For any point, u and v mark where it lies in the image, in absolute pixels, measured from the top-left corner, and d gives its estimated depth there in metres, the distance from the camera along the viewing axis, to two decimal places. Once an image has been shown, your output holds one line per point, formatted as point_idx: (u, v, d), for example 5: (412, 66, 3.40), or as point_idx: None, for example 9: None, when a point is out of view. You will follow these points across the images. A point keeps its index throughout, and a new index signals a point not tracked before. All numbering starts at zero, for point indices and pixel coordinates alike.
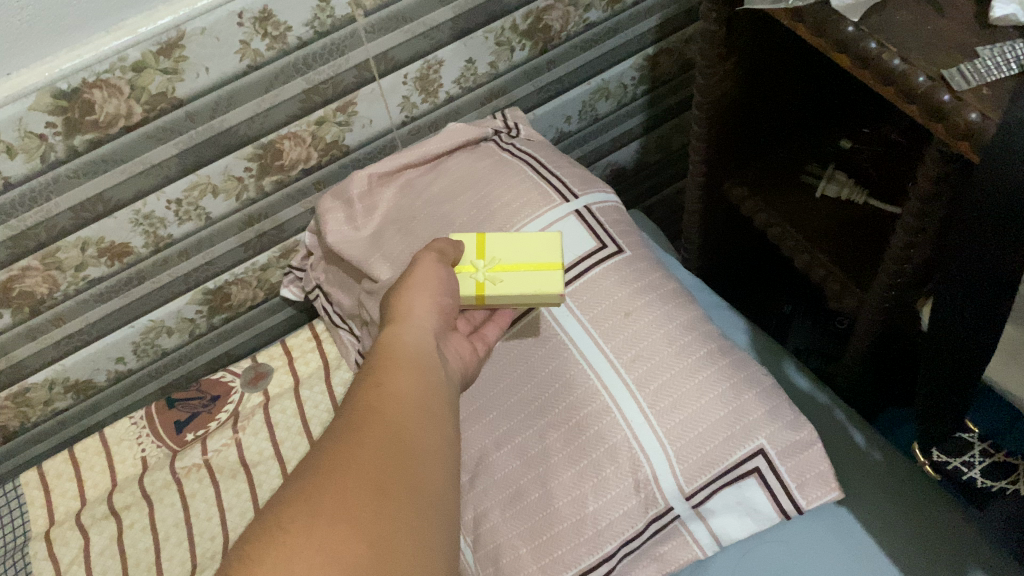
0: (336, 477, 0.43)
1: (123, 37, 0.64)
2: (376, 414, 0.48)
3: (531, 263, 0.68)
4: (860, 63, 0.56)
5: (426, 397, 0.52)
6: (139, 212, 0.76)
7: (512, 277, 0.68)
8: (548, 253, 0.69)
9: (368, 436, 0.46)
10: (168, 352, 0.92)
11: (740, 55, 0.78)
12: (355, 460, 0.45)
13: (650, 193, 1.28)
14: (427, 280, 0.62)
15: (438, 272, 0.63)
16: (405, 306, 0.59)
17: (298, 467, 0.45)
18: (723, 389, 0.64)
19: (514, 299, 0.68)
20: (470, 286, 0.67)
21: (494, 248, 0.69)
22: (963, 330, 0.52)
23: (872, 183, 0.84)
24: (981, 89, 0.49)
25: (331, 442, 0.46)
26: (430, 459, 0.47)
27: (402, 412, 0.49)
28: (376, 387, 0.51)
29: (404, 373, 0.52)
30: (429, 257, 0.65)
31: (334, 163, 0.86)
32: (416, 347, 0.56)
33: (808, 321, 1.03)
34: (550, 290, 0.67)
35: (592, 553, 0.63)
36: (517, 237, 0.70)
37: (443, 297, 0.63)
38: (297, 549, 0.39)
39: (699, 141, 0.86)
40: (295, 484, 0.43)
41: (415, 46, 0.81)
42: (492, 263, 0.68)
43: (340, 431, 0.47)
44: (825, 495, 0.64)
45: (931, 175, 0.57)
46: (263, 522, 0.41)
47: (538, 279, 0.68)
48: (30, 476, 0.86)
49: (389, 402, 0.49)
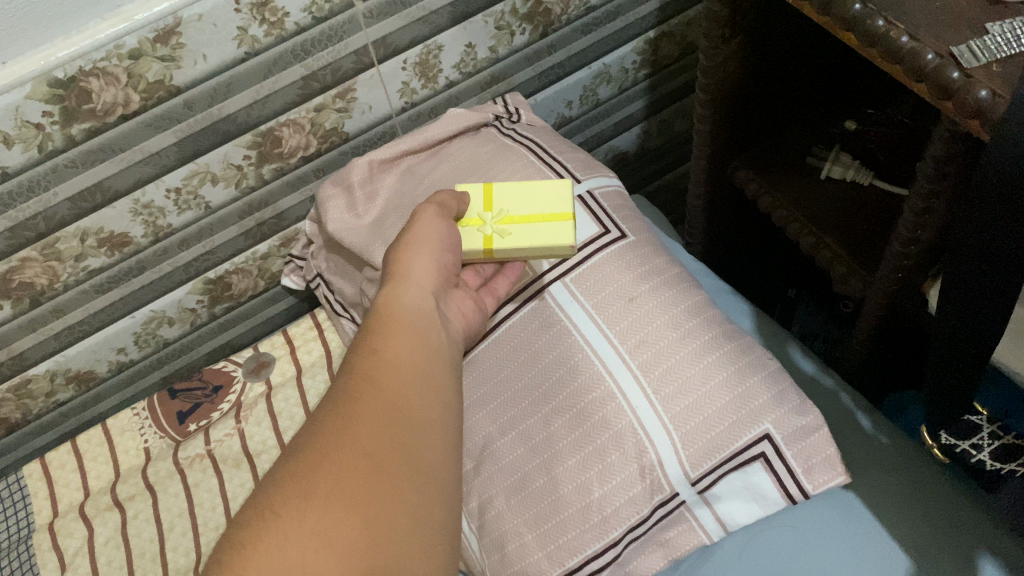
0: (329, 457, 0.44)
1: (120, 24, 0.63)
2: (372, 387, 0.49)
3: (538, 215, 0.69)
4: (868, 41, 0.55)
5: (425, 367, 0.52)
6: (138, 201, 0.76)
7: (520, 229, 0.68)
8: (557, 205, 0.69)
9: (363, 411, 0.47)
10: (170, 342, 0.92)
11: (743, 35, 0.77)
12: (350, 438, 0.46)
13: (651, 179, 1.27)
14: (428, 235, 0.62)
15: (439, 228, 0.63)
16: (404, 263, 0.60)
17: (293, 444, 0.47)
18: (729, 374, 0.64)
19: (523, 251, 0.68)
20: (477, 239, 0.68)
21: (501, 201, 0.70)
22: (974, 313, 0.52)
23: (879, 166, 0.82)
24: (992, 66, 0.48)
25: (327, 417, 0.48)
26: (430, 434, 0.48)
27: (398, 384, 0.50)
28: (374, 355, 0.52)
29: (402, 341, 0.53)
30: (430, 210, 0.64)
31: (334, 151, 0.86)
32: (415, 310, 0.56)
33: (815, 307, 1.02)
34: (560, 240, 0.67)
35: (598, 539, 0.62)
36: (524, 189, 0.71)
37: (443, 253, 0.63)
38: (289, 534, 0.41)
39: (702, 123, 0.85)
40: (289, 463, 0.45)
41: (415, 31, 0.80)
42: (500, 215, 0.69)
43: (336, 406, 0.48)
44: (831, 479, 0.63)
45: (940, 155, 0.56)
46: (257, 504, 0.43)
47: (548, 230, 0.68)
48: (33, 467, 0.86)
49: (386, 373, 0.50)
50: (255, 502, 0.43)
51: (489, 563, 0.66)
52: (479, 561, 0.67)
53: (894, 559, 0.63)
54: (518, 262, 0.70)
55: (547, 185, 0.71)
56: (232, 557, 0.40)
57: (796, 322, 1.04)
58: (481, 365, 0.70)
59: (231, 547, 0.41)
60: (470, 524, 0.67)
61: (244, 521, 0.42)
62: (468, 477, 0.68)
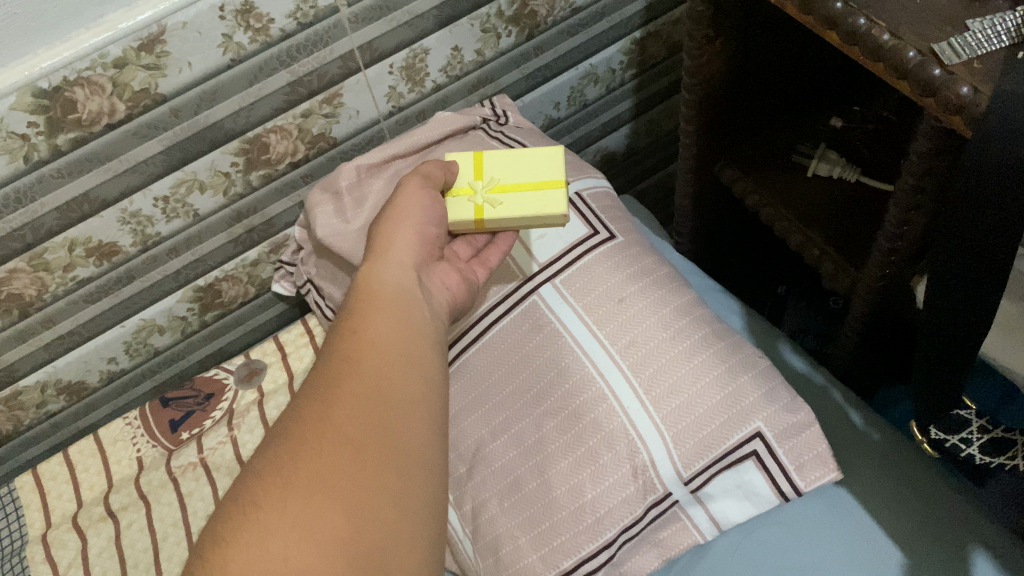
0: (310, 443, 0.44)
1: (103, 34, 0.63)
2: (351, 370, 0.49)
3: (529, 184, 0.69)
4: (849, 39, 0.55)
5: (407, 347, 0.52)
6: (125, 210, 0.75)
7: (511, 199, 0.68)
8: (546, 173, 0.69)
9: (345, 395, 0.47)
10: (161, 350, 0.91)
11: (727, 36, 0.77)
12: (331, 423, 0.46)
13: (641, 178, 1.27)
14: (409, 207, 0.63)
15: (421, 200, 0.64)
16: (388, 241, 0.61)
17: (273, 432, 0.47)
18: (719, 372, 0.64)
19: (512, 220, 0.68)
20: (468, 210, 0.68)
21: (490, 169, 0.70)
22: (959, 305, 0.52)
23: (865, 161, 0.82)
24: (972, 63, 0.49)
25: (308, 402, 0.48)
26: (411, 414, 0.48)
27: (380, 367, 0.50)
28: (356, 339, 0.52)
29: (384, 320, 0.53)
30: (414, 180, 0.65)
31: (322, 156, 0.86)
32: (397, 289, 0.57)
33: (804, 303, 1.03)
34: (551, 210, 0.67)
35: (592, 540, 0.63)
36: (513, 156, 0.70)
37: (427, 227, 0.63)
38: (270, 525, 0.41)
39: (688, 124, 0.86)
40: (269, 452, 0.45)
41: (401, 35, 0.80)
42: (490, 185, 0.69)
43: (316, 392, 0.48)
44: (824, 476, 0.63)
45: (923, 151, 0.56)
46: (237, 497, 0.43)
47: (539, 200, 0.68)
48: (25, 479, 0.85)
49: (365, 355, 0.50)
50: (235, 494, 0.43)
51: (484, 565, 0.66)
52: (474, 564, 0.67)
53: (888, 555, 0.63)
54: (509, 233, 0.70)
55: (535, 152, 0.70)
56: (215, 550, 0.40)
57: (787, 320, 1.05)
58: (472, 369, 0.70)
59: (212, 543, 0.41)
60: (464, 528, 0.67)
61: (224, 513, 0.42)
62: (463, 481, 0.68)
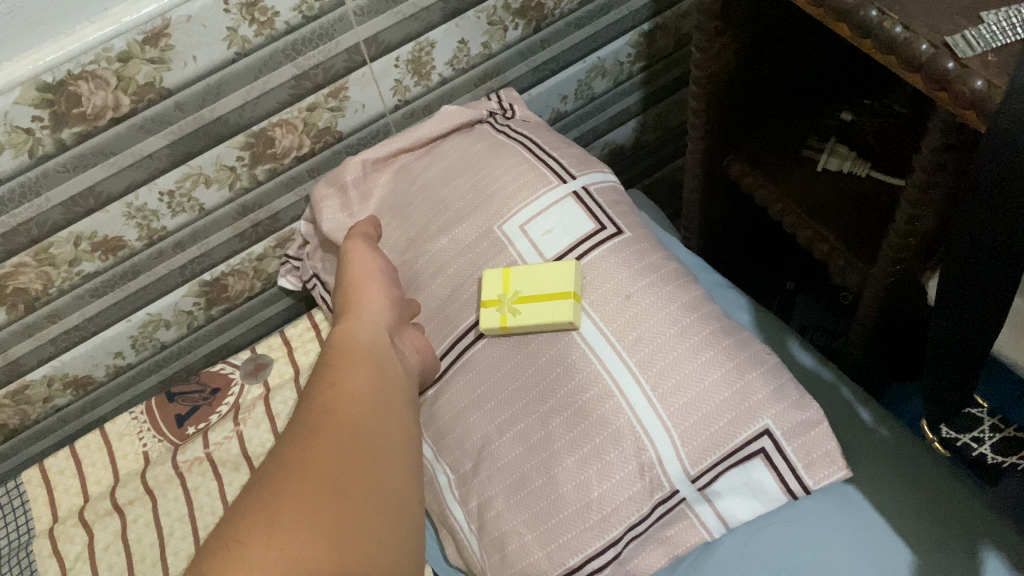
0: (294, 481, 0.44)
1: (108, 27, 0.63)
2: (331, 414, 0.50)
3: (549, 292, 0.66)
4: (861, 32, 0.54)
5: (382, 396, 0.54)
6: (131, 205, 0.75)
7: (533, 308, 0.66)
8: (564, 282, 0.67)
9: (325, 437, 0.48)
10: (167, 345, 0.91)
11: (737, 28, 0.76)
12: (313, 463, 0.45)
13: (648, 172, 1.27)
14: (369, 270, 0.70)
15: (377, 262, 0.71)
16: (355, 303, 0.66)
17: (256, 477, 0.46)
18: (728, 369, 0.63)
19: (536, 328, 0.67)
20: (494, 318, 0.68)
21: (518, 280, 0.68)
22: (972, 306, 0.51)
23: (874, 154, 0.82)
24: (987, 55, 0.48)
25: (287, 447, 0.47)
26: (389, 457, 0.49)
27: (358, 412, 0.51)
28: (334, 388, 0.53)
29: (357, 371, 0.55)
30: (359, 244, 0.73)
31: (327, 150, 0.85)
32: (371, 345, 0.60)
33: (813, 297, 1.03)
34: (565, 318, 0.65)
35: (598, 538, 0.62)
36: (539, 268, 0.68)
37: (387, 289, 0.69)
38: (255, 563, 0.39)
39: (697, 117, 0.85)
40: (251, 495, 0.44)
41: (407, 28, 0.79)
42: (515, 295, 0.67)
43: (296, 436, 0.48)
44: (833, 474, 0.63)
45: (936, 146, 0.56)
46: (219, 539, 0.42)
47: (557, 308, 0.66)
48: (32, 473, 0.86)
49: (343, 402, 0.51)
50: (217, 536, 0.42)
51: (489, 563, 0.65)
52: (480, 562, 0.67)
53: (896, 553, 0.63)
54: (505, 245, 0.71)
55: (557, 263, 0.68)
56: None
57: (796, 315, 1.04)
58: (476, 366, 0.69)
59: None
60: (470, 524, 0.67)
61: (203, 557, 0.41)
62: (468, 478, 0.68)
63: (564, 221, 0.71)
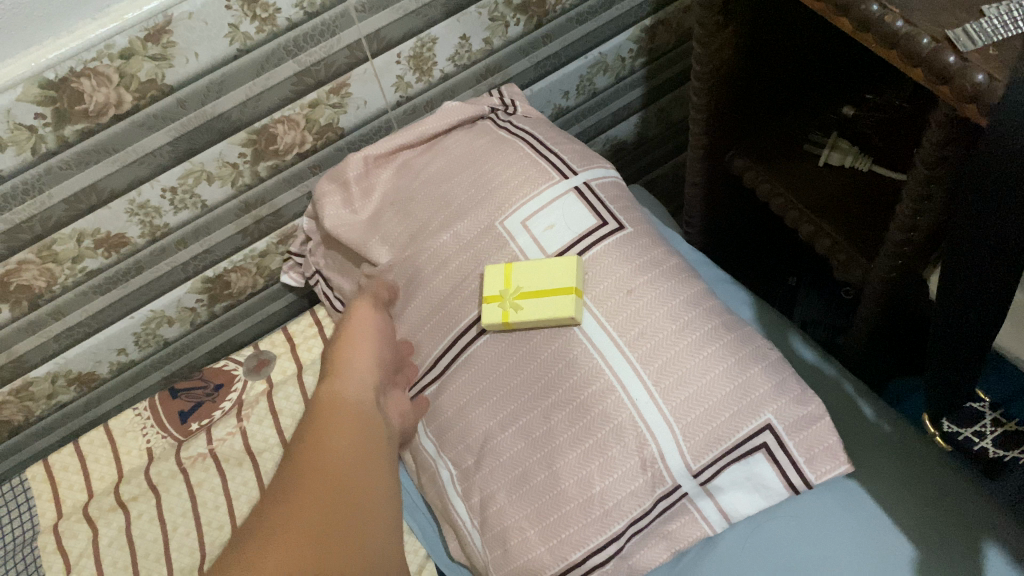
0: (279, 539, 0.49)
1: (110, 24, 0.63)
2: (315, 477, 0.55)
3: (551, 288, 0.66)
4: (861, 25, 0.54)
5: (364, 460, 0.59)
6: (133, 202, 0.75)
7: (535, 302, 0.66)
8: (566, 277, 0.67)
9: (308, 498, 0.52)
10: (170, 341, 0.92)
11: (737, 23, 0.76)
12: (295, 523, 0.50)
13: (650, 167, 1.26)
14: (362, 329, 0.72)
15: (372, 319, 0.73)
16: (344, 361, 0.70)
17: (245, 524, 0.53)
18: (729, 364, 0.63)
19: (538, 324, 0.67)
20: (496, 314, 0.68)
21: (519, 276, 0.68)
22: (975, 301, 0.51)
23: (877, 151, 0.82)
24: (988, 49, 0.48)
25: (272, 509, 0.52)
26: (366, 519, 0.53)
27: (340, 475, 0.55)
28: (319, 450, 0.58)
29: (342, 433, 0.60)
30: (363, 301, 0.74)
31: (329, 147, 0.85)
32: (357, 408, 0.64)
33: (816, 291, 1.02)
34: (567, 314, 0.65)
35: (600, 533, 0.62)
36: (541, 263, 0.68)
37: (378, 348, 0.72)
38: None
39: (698, 112, 0.85)
40: (238, 551, 0.48)
41: (408, 24, 0.79)
42: (516, 291, 0.67)
43: (282, 498, 0.53)
44: (835, 468, 0.63)
45: (937, 140, 0.56)
46: None
47: (558, 303, 0.66)
48: (36, 470, 0.86)
49: (327, 465, 0.56)
50: None
51: (492, 558, 0.66)
52: (483, 557, 0.67)
53: (898, 548, 0.63)
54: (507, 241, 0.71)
55: (559, 259, 0.68)
56: None
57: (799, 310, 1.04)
58: (478, 362, 0.69)
59: None
60: (473, 520, 0.67)
61: None
62: (470, 473, 0.68)
63: (566, 216, 0.71)
